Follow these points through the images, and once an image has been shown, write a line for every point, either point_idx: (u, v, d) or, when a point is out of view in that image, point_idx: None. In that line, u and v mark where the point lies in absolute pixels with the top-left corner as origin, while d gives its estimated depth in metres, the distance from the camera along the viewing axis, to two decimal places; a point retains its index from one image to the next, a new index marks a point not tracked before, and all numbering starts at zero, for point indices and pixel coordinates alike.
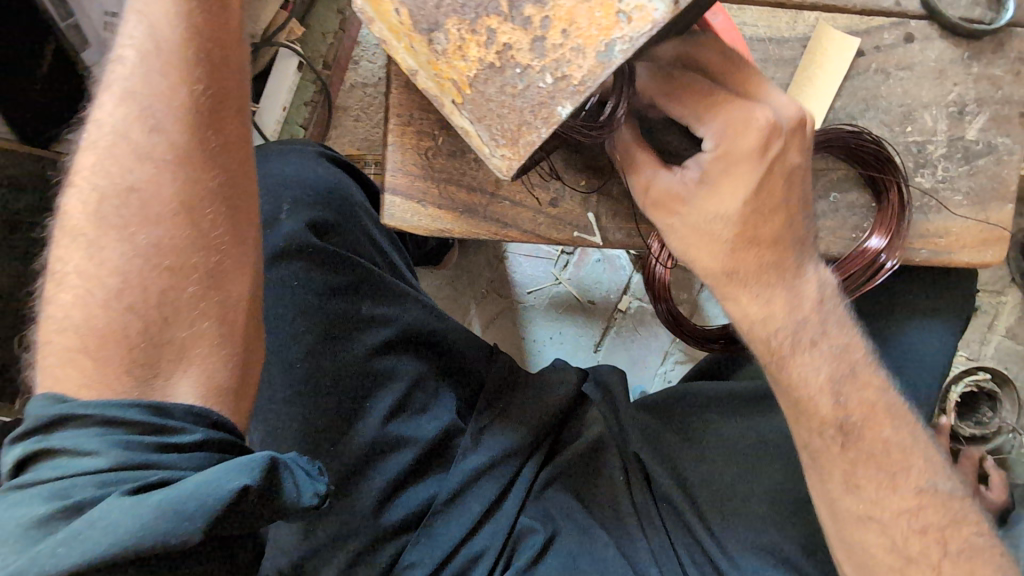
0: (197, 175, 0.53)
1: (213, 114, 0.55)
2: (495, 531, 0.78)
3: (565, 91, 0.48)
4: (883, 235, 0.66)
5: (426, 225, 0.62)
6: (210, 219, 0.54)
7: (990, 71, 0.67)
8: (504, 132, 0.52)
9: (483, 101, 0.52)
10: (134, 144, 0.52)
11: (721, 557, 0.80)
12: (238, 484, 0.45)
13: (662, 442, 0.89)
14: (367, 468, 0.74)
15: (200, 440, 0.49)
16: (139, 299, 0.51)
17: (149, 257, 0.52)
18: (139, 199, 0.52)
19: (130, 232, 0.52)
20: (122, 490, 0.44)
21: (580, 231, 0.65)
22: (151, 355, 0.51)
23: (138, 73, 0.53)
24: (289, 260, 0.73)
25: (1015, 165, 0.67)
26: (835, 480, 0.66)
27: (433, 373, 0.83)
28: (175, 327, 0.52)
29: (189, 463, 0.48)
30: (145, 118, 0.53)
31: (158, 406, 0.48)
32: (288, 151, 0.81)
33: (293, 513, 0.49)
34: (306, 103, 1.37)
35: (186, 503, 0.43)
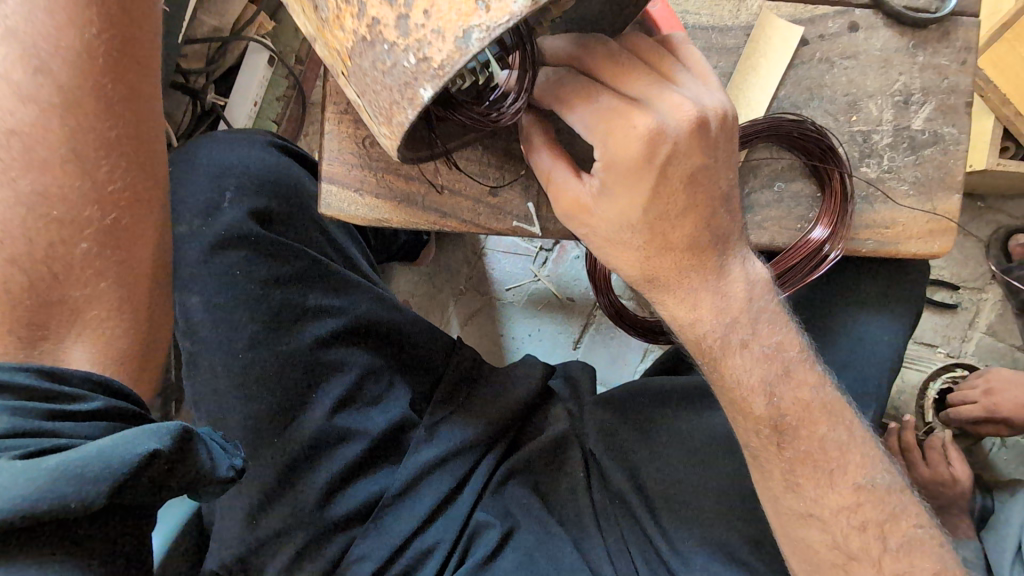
0: (91, 124, 0.55)
1: (109, 61, 0.55)
2: (447, 525, 0.78)
3: (427, 74, 0.44)
4: (826, 225, 0.67)
5: (364, 214, 0.62)
6: (105, 171, 0.56)
7: (935, 60, 0.67)
8: (380, 111, 0.49)
9: (362, 75, 0.48)
10: (17, 85, 0.53)
11: (672, 552, 0.79)
12: (146, 448, 0.49)
13: (621, 437, 0.88)
14: (314, 458, 0.74)
15: (98, 408, 0.53)
16: (23, 251, 0.54)
17: (36, 206, 0.54)
18: (22, 144, 0.53)
19: (11, 178, 0.53)
20: (12, 455, 0.47)
21: (521, 221, 0.65)
22: (41, 314, 0.55)
23: (24, 13, 0.53)
24: (232, 249, 0.73)
25: (961, 155, 0.67)
26: (776, 478, 0.67)
27: (386, 365, 0.82)
28: (67, 288, 0.56)
29: (85, 430, 0.52)
30: (29, 59, 0.53)
31: (48, 371, 0.52)
32: (233, 138, 0.79)
33: (205, 480, 0.54)
34: (278, 98, 1.36)
35: (90, 466, 0.47)
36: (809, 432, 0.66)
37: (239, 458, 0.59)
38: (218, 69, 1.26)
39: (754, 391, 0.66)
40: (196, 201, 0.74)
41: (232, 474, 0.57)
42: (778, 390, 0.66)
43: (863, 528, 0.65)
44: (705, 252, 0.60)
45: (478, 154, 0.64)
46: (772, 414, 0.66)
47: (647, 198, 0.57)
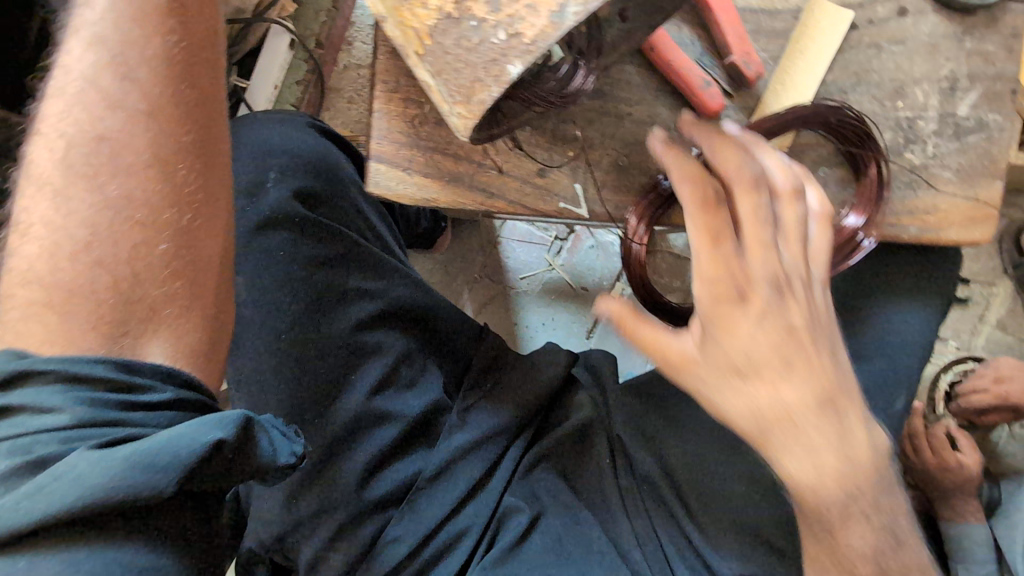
0: (169, 128, 0.53)
1: (187, 68, 0.54)
2: (479, 508, 0.78)
3: (517, 50, 0.45)
4: (861, 213, 0.68)
5: (410, 193, 0.61)
6: (183, 175, 0.53)
7: (982, 47, 0.67)
8: (458, 89, 0.47)
9: (442, 54, 0.47)
10: (105, 92, 0.51)
11: (701, 536, 0.80)
12: (211, 437, 0.47)
13: (647, 423, 0.89)
14: (350, 441, 0.74)
15: (171, 399, 0.51)
16: (109, 253, 0.51)
17: (120, 211, 0.51)
18: (109, 148, 0.51)
19: (100, 182, 0.51)
20: (86, 446, 0.46)
21: (567, 203, 0.65)
22: (120, 311, 0.51)
23: (108, 18, 0.52)
24: (271, 230, 0.74)
25: (1005, 143, 0.67)
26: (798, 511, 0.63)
27: (421, 350, 0.82)
28: (147, 286, 0.52)
29: (157, 421, 0.50)
30: (117, 66, 0.52)
31: (125, 362, 0.49)
32: (272, 120, 0.80)
33: (269, 470, 0.52)
34: (298, 81, 1.35)
35: (156, 454, 0.46)
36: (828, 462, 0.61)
37: (300, 442, 0.57)
38: (239, 51, 1.26)
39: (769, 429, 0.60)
40: (240, 182, 0.75)
41: (294, 461, 0.54)
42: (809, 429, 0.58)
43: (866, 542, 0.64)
44: None
45: (529, 135, 0.64)
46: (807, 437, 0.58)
47: (755, 323, 0.55)
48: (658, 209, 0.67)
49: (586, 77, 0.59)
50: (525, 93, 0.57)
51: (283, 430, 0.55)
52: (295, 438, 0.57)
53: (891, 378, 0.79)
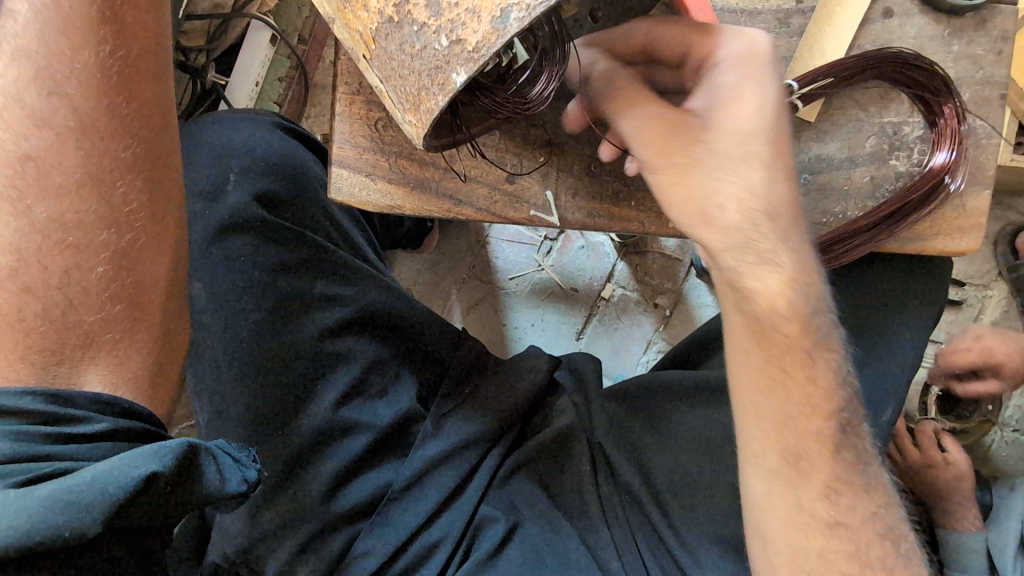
0: (105, 145, 0.53)
1: (125, 79, 0.54)
2: (453, 519, 0.76)
3: (460, 57, 0.41)
4: (950, 149, 0.63)
5: (374, 200, 0.59)
6: (122, 193, 0.54)
7: (971, 50, 0.65)
8: (406, 96, 0.46)
9: (388, 59, 0.46)
10: (30, 109, 0.51)
11: (682, 547, 0.78)
12: (147, 469, 0.48)
13: (628, 431, 0.86)
14: (317, 452, 0.72)
15: (107, 430, 0.52)
16: (38, 278, 0.52)
17: (50, 235, 0.52)
18: (36, 168, 0.52)
19: (25, 206, 0.51)
20: (10, 483, 0.46)
21: (538, 210, 0.62)
22: (54, 339, 0.52)
23: (32, 30, 0.52)
24: (235, 233, 0.71)
25: (993, 149, 0.65)
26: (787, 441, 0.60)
27: (394, 357, 0.80)
28: (81, 314, 0.53)
29: (88, 453, 0.51)
30: (41, 82, 0.52)
31: (57, 395, 0.51)
32: (238, 119, 0.77)
33: (213, 498, 0.53)
34: (281, 78, 1.32)
35: (85, 492, 0.45)
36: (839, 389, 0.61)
37: (252, 468, 0.57)
38: (219, 46, 1.23)
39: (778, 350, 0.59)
40: (203, 183, 0.72)
41: (244, 488, 0.55)
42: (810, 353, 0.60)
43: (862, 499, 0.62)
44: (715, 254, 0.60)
45: (496, 140, 0.62)
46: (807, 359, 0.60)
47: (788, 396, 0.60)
48: (635, 215, 0.64)
49: (546, 87, 0.55)
50: (482, 99, 0.54)
51: (234, 457, 0.57)
52: (247, 462, 0.58)
53: (877, 388, 0.77)
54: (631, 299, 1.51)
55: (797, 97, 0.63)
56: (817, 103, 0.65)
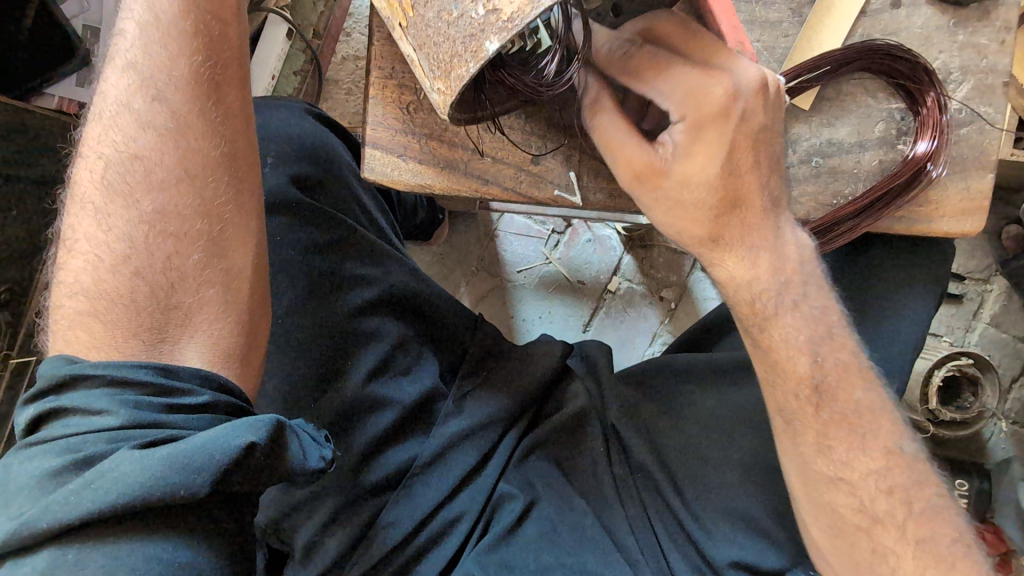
0: (198, 144, 0.56)
1: (214, 84, 0.57)
2: (473, 496, 0.79)
3: (494, 26, 0.43)
4: (931, 138, 0.66)
5: (406, 179, 0.61)
6: (213, 189, 0.57)
7: (975, 40, 0.67)
8: (438, 64, 0.48)
9: (424, 26, 0.48)
10: (138, 113, 0.55)
11: (693, 521, 0.80)
12: (246, 440, 0.48)
13: (640, 412, 0.88)
14: (347, 426, 0.74)
15: (207, 402, 0.52)
16: (146, 262, 0.54)
17: (155, 224, 0.55)
18: (142, 166, 0.55)
19: (134, 198, 0.55)
20: (131, 445, 0.47)
21: (561, 190, 0.65)
22: (160, 318, 0.54)
23: (138, 44, 0.56)
24: (270, 214, 0.73)
25: (996, 135, 0.67)
26: (811, 426, 0.66)
27: (416, 338, 0.82)
28: (181, 294, 0.55)
29: (196, 424, 0.51)
30: (148, 90, 0.55)
31: (165, 368, 0.52)
32: (270, 106, 0.80)
33: (301, 473, 0.53)
34: (296, 72, 1.34)
35: (195, 455, 0.47)
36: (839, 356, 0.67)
37: (328, 446, 0.57)
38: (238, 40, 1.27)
39: (791, 354, 0.66)
40: None
41: (327, 465, 0.55)
42: (817, 352, 0.67)
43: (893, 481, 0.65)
44: (730, 228, 0.63)
45: (520, 122, 0.64)
46: (816, 353, 0.67)
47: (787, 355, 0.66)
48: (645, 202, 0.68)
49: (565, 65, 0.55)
50: (509, 76, 0.54)
51: (313, 436, 0.56)
52: (322, 442, 0.57)
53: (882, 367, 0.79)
54: (637, 292, 1.54)
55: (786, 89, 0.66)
56: (810, 92, 0.67)
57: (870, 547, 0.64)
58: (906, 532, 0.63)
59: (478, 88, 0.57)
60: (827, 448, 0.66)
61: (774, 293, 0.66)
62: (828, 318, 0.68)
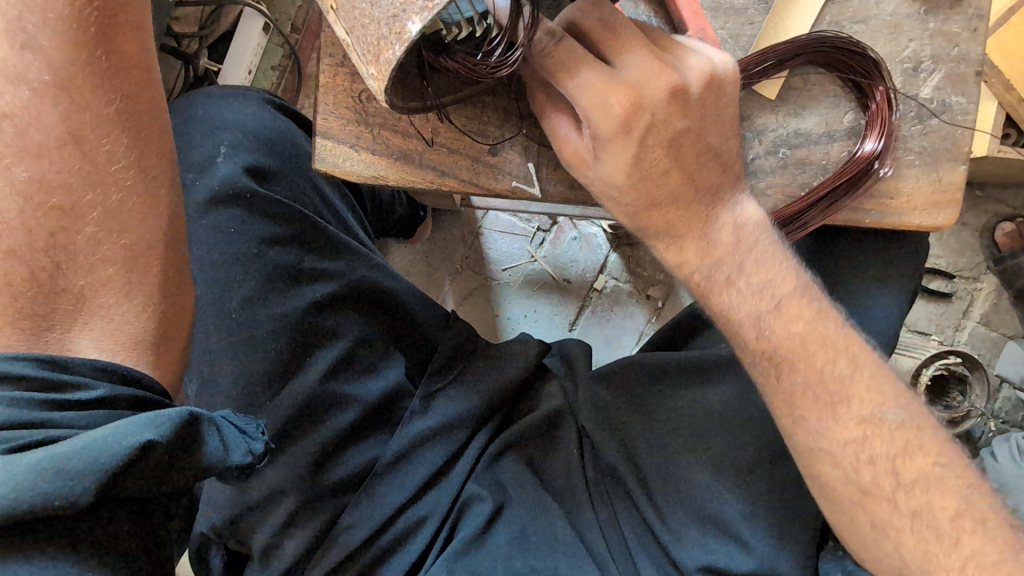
0: (86, 102, 0.53)
1: (104, 31, 0.53)
2: (439, 497, 0.77)
3: (416, 5, 0.40)
4: (878, 138, 0.64)
5: (358, 171, 0.60)
6: (107, 150, 0.54)
7: (947, 27, 0.65)
8: (368, 48, 0.44)
9: (351, 8, 0.45)
10: (5, 65, 0.51)
11: (665, 525, 0.78)
12: (142, 437, 0.48)
13: (613, 411, 0.86)
14: (305, 425, 0.72)
15: (101, 396, 0.52)
16: (21, 242, 0.52)
17: (31, 197, 0.52)
18: (16, 128, 0.52)
19: (6, 165, 0.52)
20: (2, 448, 0.46)
21: (519, 182, 0.63)
22: (44, 304, 0.53)
23: None
24: (223, 206, 0.71)
25: (970, 125, 0.65)
26: (784, 387, 0.64)
27: (382, 334, 0.80)
28: (71, 276, 0.54)
29: (84, 419, 0.51)
30: (17, 38, 0.51)
31: (51, 360, 0.52)
32: (228, 95, 0.77)
33: (218, 469, 0.54)
34: (274, 67, 1.33)
35: (72, 460, 0.46)
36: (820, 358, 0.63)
37: (258, 439, 0.59)
38: (211, 34, 1.22)
39: (742, 327, 0.64)
40: (190, 155, 0.73)
41: (250, 460, 0.57)
42: (763, 328, 0.63)
43: (898, 448, 0.61)
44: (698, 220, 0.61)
45: (476, 110, 0.62)
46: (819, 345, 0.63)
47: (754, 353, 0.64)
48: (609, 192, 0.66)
49: (509, 46, 0.51)
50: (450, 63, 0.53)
51: (238, 429, 0.58)
52: (253, 436, 0.59)
53: None
54: (623, 290, 1.52)
55: (750, 74, 0.64)
56: (774, 80, 0.65)
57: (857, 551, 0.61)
58: (904, 514, 0.60)
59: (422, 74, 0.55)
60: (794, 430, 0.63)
61: (711, 271, 0.62)
62: (783, 290, 0.64)
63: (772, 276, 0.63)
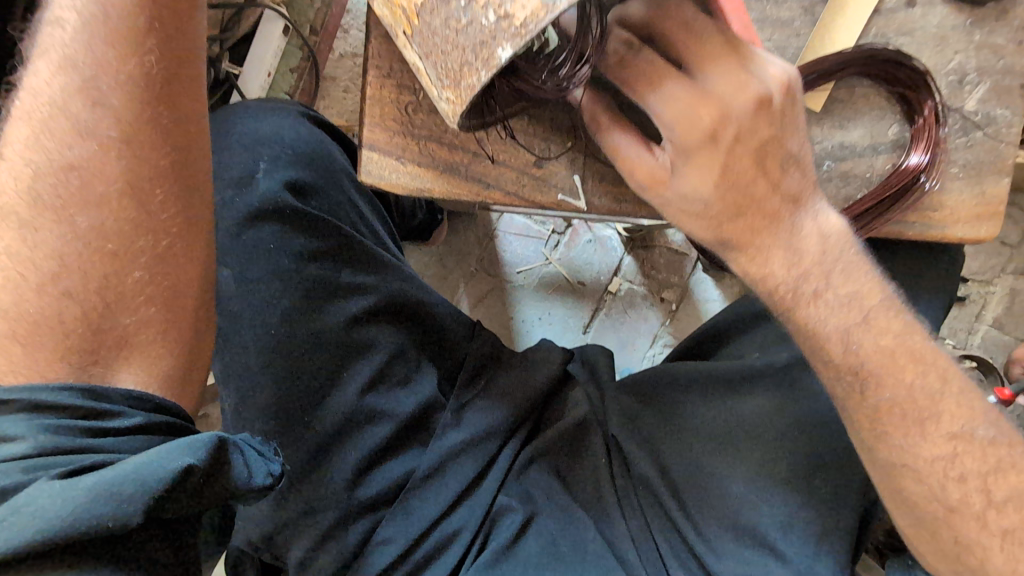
0: (147, 154, 0.51)
1: (167, 88, 0.51)
2: (474, 507, 0.77)
3: (508, 32, 0.41)
4: (924, 150, 0.64)
5: (405, 183, 0.59)
6: (160, 201, 0.52)
7: (992, 40, 0.65)
8: (447, 73, 0.46)
9: (430, 34, 0.46)
10: (74, 117, 0.48)
11: (697, 536, 0.77)
12: (183, 462, 0.46)
13: (642, 421, 0.86)
14: (340, 439, 0.72)
15: (139, 424, 0.50)
16: (78, 284, 0.49)
17: (89, 241, 0.49)
18: (79, 178, 0.49)
19: (67, 214, 0.49)
20: (51, 475, 0.44)
21: (565, 194, 0.63)
22: (91, 341, 0.50)
23: (78, 36, 0.48)
24: (263, 220, 0.70)
25: (1013, 139, 0.65)
26: (868, 404, 0.63)
27: (415, 348, 0.79)
28: (118, 314, 0.51)
29: (122, 448, 0.48)
30: (87, 90, 0.48)
31: (91, 389, 0.49)
32: (263, 108, 0.77)
33: (243, 493, 0.51)
34: (293, 69, 1.31)
35: (124, 484, 0.44)
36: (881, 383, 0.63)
37: (275, 461, 0.56)
38: (232, 36, 1.23)
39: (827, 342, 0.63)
40: (230, 171, 0.72)
41: (270, 482, 0.54)
42: (852, 339, 0.62)
43: (991, 465, 0.61)
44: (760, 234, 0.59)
45: (522, 125, 0.62)
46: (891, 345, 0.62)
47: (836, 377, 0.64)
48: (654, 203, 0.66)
49: (580, 59, 0.51)
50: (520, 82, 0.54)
51: (257, 452, 0.55)
52: (270, 456, 0.56)
53: None
54: (638, 293, 1.52)
55: None
56: (820, 92, 0.65)
57: None
58: (983, 530, 0.60)
59: (491, 97, 0.56)
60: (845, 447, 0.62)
61: (800, 281, 0.61)
62: (870, 301, 0.62)
63: (861, 284, 0.61)
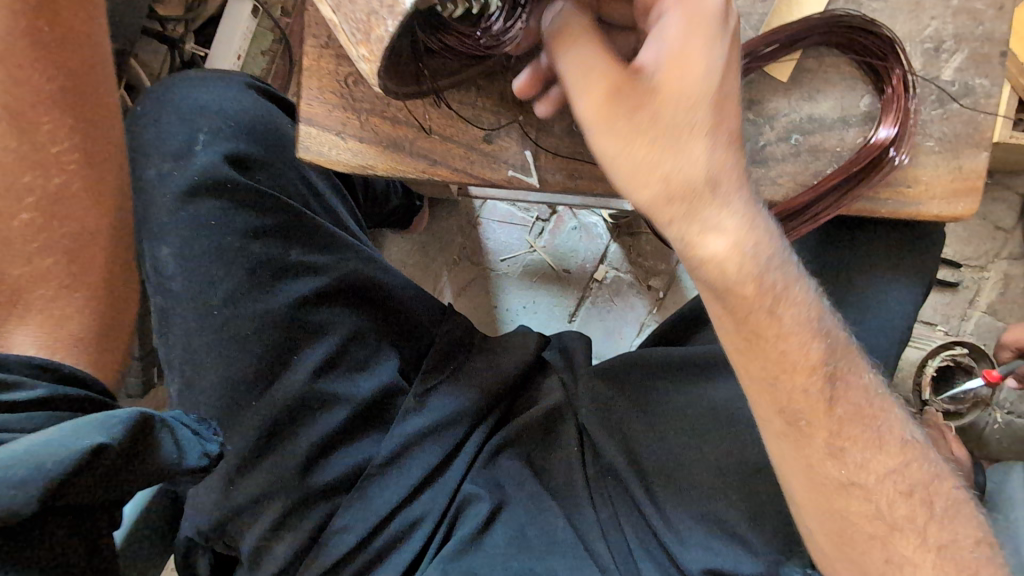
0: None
1: (57, 16, 0.58)
2: (436, 497, 0.74)
3: None
4: (892, 124, 0.61)
5: (345, 160, 0.56)
6: (47, 129, 0.58)
7: (970, 5, 0.62)
8: (358, 27, 0.43)
9: None
10: None
11: (663, 525, 0.75)
12: (93, 442, 0.47)
13: (612, 408, 0.82)
14: (291, 425, 0.69)
15: (42, 397, 0.53)
16: None
17: None
18: None
19: None
20: None
21: (516, 170, 0.60)
22: None
23: None
24: (202, 196, 0.68)
25: (993, 109, 0.62)
26: (818, 445, 0.58)
27: (374, 332, 0.76)
28: (7, 267, 0.58)
29: (23, 418, 0.51)
30: None
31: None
32: (205, 77, 0.73)
33: (167, 474, 0.54)
34: (264, 52, 1.26)
35: (20, 466, 0.44)
36: (851, 369, 0.60)
37: (212, 444, 0.59)
38: (198, 16, 1.19)
39: (759, 384, 0.58)
40: (167, 146, 0.69)
41: (202, 464, 0.56)
42: (779, 376, 0.56)
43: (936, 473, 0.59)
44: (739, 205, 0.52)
45: (470, 96, 0.59)
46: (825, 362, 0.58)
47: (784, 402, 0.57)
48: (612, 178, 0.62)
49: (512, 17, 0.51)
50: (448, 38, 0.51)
51: (183, 438, 0.56)
52: (202, 442, 0.58)
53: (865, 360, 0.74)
54: (624, 281, 1.48)
55: (761, 54, 0.60)
56: (786, 62, 0.61)
57: (883, 557, 0.58)
58: (932, 546, 0.58)
59: (419, 59, 0.52)
60: (810, 447, 0.58)
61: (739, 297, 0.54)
62: (798, 341, 0.57)
63: (785, 318, 0.56)
